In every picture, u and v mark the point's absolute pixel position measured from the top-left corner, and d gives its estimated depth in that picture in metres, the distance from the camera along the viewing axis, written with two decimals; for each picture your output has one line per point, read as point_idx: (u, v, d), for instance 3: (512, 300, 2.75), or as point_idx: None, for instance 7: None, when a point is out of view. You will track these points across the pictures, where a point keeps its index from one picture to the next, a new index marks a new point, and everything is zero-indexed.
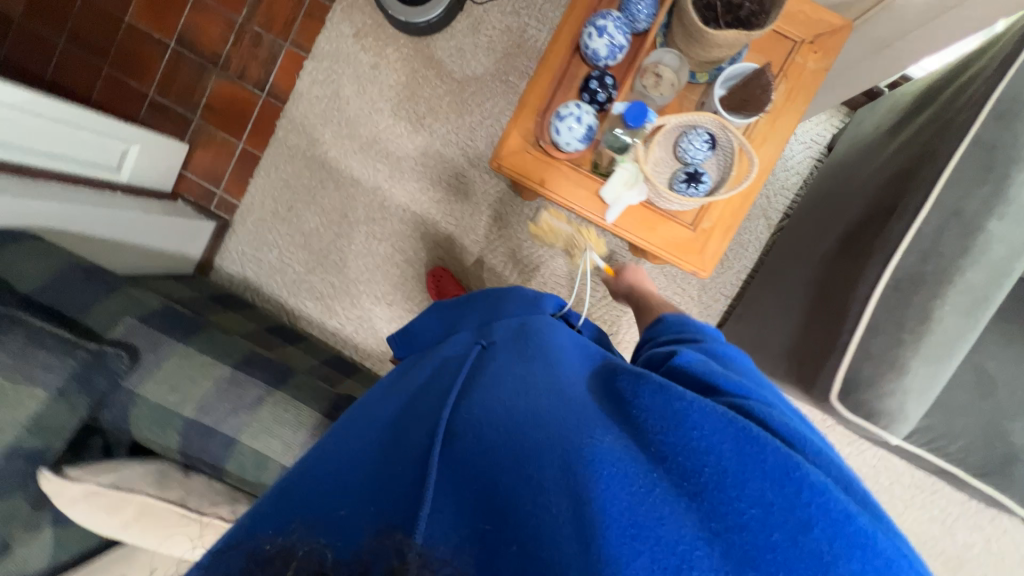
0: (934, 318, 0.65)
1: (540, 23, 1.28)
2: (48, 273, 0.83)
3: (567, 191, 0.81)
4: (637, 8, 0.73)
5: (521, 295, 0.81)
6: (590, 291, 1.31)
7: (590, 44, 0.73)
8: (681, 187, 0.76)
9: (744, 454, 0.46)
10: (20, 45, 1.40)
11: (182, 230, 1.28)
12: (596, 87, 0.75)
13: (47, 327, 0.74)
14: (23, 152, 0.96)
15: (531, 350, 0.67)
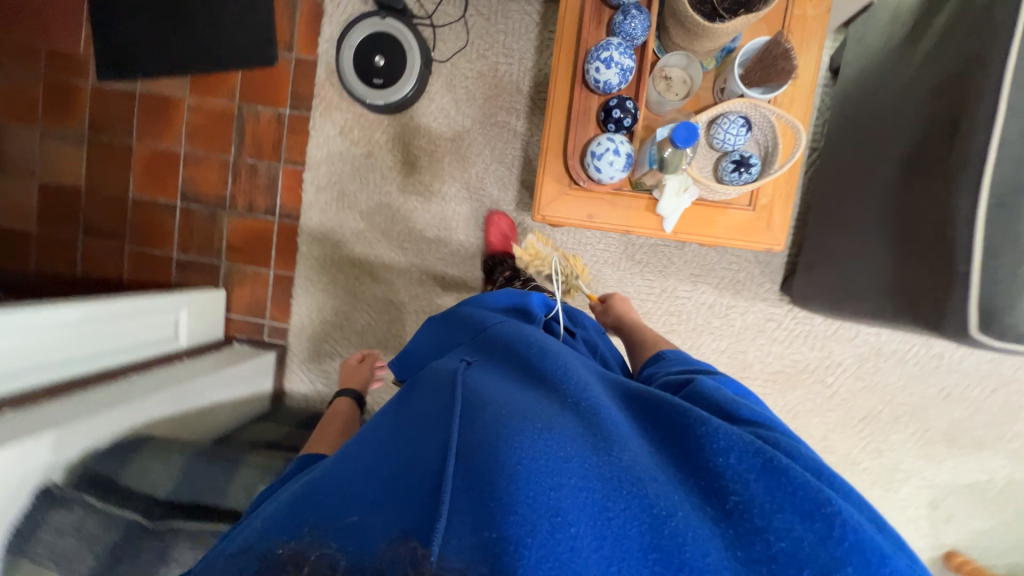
0: None
1: (509, 57, 1.29)
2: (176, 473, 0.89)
3: (619, 217, 0.82)
4: (632, 26, 0.72)
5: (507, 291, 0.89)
6: (647, 289, 1.31)
7: (601, 78, 0.73)
8: (732, 176, 0.76)
9: (769, 479, 0.47)
10: (44, 253, 1.47)
11: (254, 369, 1.31)
12: (617, 115, 0.75)
13: (200, 526, 0.83)
14: (94, 360, 1.00)
15: (537, 362, 0.64)
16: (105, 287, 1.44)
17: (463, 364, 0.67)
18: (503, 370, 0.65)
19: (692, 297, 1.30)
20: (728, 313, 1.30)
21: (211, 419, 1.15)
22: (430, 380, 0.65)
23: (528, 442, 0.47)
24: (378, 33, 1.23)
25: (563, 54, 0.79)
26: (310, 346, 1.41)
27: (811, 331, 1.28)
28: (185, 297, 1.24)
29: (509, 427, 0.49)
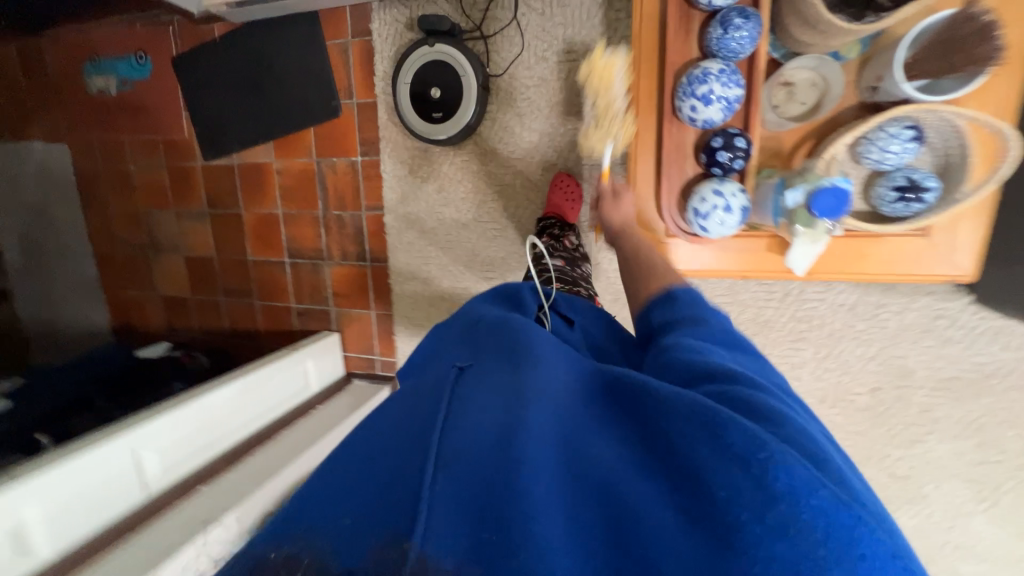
0: None
1: (572, 53, 1.13)
2: None
3: (740, 252, 0.86)
4: (733, 46, 0.73)
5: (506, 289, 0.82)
6: (768, 294, 1.13)
7: (702, 114, 0.76)
8: (892, 199, 0.79)
9: (727, 452, 0.39)
10: (202, 313, 1.75)
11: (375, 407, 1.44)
12: (718, 150, 0.77)
13: None
14: (254, 421, 1.21)
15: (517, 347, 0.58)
16: (247, 339, 1.67)
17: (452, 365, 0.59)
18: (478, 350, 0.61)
19: (825, 299, 1.10)
20: (875, 312, 1.08)
21: None
22: (426, 380, 0.59)
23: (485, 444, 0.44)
24: (431, 64, 1.17)
25: (647, 93, 0.82)
26: None
27: (1002, 326, 1.01)
28: (308, 349, 1.40)
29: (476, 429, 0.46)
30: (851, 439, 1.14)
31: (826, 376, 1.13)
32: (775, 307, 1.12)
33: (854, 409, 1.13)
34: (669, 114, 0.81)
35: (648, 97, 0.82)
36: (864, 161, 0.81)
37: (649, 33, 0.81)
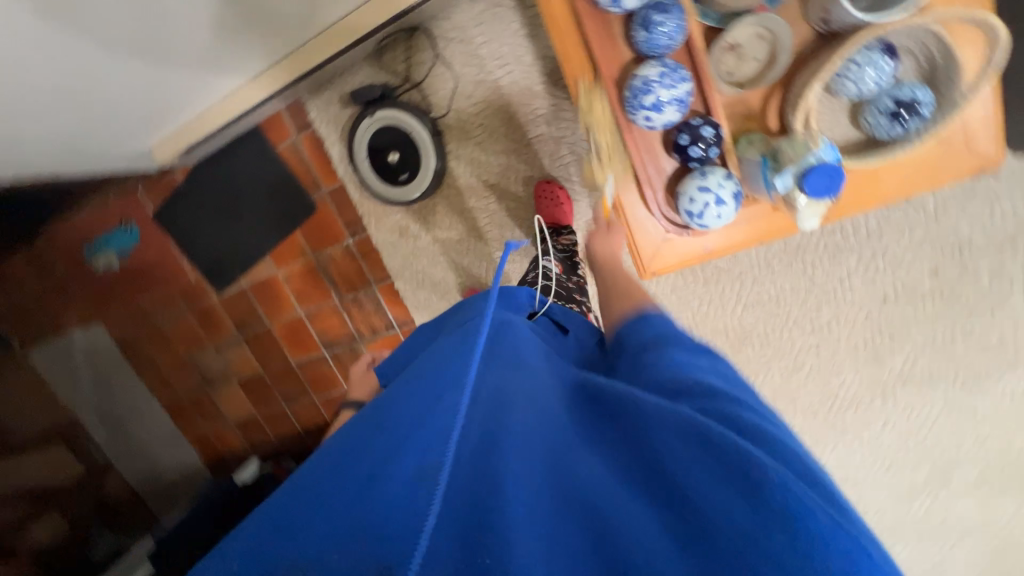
0: None
1: (505, 64, 1.10)
2: None
3: (744, 230, 0.82)
4: (664, 40, 0.72)
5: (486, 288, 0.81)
6: None
7: (659, 117, 0.74)
8: (886, 125, 0.77)
9: (713, 471, 0.39)
10: (269, 426, 1.76)
11: None
12: (687, 146, 0.75)
13: None
14: None
15: (501, 350, 0.57)
16: (321, 434, 1.72)
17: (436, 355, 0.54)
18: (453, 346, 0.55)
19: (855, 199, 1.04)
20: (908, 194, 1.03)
21: None
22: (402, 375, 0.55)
23: (471, 460, 0.40)
24: (380, 133, 1.17)
25: (597, 112, 0.79)
26: None
27: None
28: None
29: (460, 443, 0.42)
30: (928, 322, 1.09)
31: (880, 277, 1.09)
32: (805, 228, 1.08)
33: (920, 294, 1.08)
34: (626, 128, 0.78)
35: (600, 119, 0.80)
36: (840, 95, 0.79)
37: (575, 59, 0.79)
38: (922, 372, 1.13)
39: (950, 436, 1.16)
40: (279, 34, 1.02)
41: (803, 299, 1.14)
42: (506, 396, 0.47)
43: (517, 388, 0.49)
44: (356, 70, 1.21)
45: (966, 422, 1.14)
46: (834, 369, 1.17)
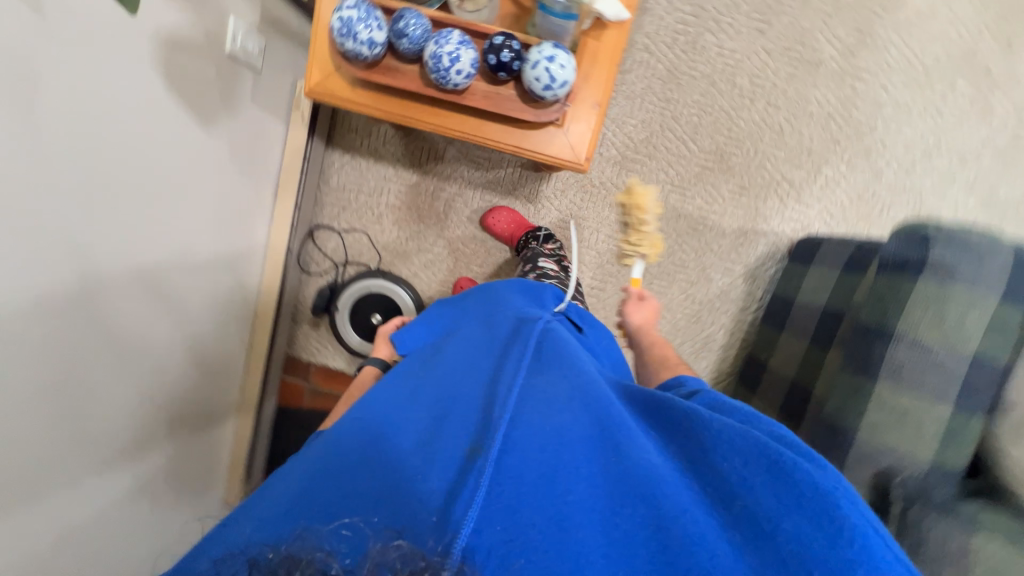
0: None
1: (381, 187, 1.24)
2: None
3: (605, 62, 0.74)
4: (410, 23, 0.65)
5: (503, 287, 0.90)
6: (644, 58, 1.17)
7: (462, 68, 0.66)
8: None
9: (758, 455, 0.47)
10: None
11: None
12: (502, 60, 0.67)
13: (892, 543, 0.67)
14: None
15: (555, 354, 0.66)
16: None
17: (485, 372, 0.63)
18: (507, 360, 0.65)
19: (658, 9, 1.14)
20: None
21: None
22: (449, 381, 0.62)
23: (533, 450, 0.48)
24: (352, 316, 1.25)
25: (430, 121, 0.75)
26: None
27: None
28: None
29: (526, 435, 0.50)
30: (810, 7, 1.14)
31: (741, 20, 1.15)
32: (658, 53, 1.16)
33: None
34: (461, 107, 0.75)
35: (439, 124, 0.76)
36: None
37: (374, 103, 0.75)
38: (854, 35, 1.15)
39: (931, 40, 1.15)
40: (238, 324, 1.12)
41: (722, 89, 1.17)
42: (559, 398, 0.56)
43: (569, 388, 0.58)
44: (300, 301, 1.30)
45: (922, 22, 1.14)
46: (804, 100, 1.18)
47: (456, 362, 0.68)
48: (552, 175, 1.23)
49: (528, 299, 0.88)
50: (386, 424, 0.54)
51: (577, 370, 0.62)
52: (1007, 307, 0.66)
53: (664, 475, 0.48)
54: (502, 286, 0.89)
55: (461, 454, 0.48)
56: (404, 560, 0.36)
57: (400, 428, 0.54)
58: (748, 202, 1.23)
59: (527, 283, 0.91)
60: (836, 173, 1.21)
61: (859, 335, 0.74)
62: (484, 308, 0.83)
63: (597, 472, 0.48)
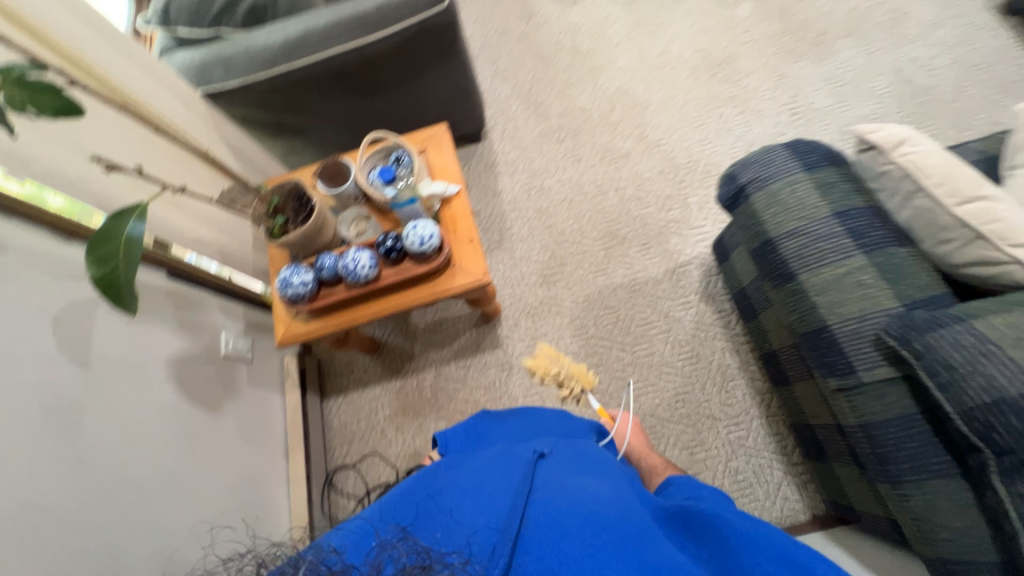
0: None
1: (373, 408, 1.39)
2: (969, 517, 0.58)
3: (461, 218, 1.04)
4: (322, 261, 0.96)
5: (548, 414, 0.94)
6: (516, 212, 1.54)
7: (365, 264, 0.94)
8: None
9: (774, 550, 0.52)
10: None
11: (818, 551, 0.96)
12: (388, 246, 0.96)
13: (940, 394, 0.56)
14: None
15: (593, 471, 0.67)
16: None
17: (531, 458, 0.66)
18: (552, 463, 0.67)
19: (506, 186, 1.57)
20: (510, 155, 1.61)
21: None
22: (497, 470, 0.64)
23: (572, 526, 0.51)
24: None
25: (368, 311, 1.01)
26: (733, 494, 1.18)
27: (498, 106, 1.69)
28: None
29: (567, 513, 0.52)
30: (599, 131, 1.60)
31: (564, 159, 1.58)
32: (523, 205, 1.54)
33: (577, 138, 1.60)
34: (384, 290, 1.01)
35: (376, 310, 1.01)
36: None
37: (328, 324, 1.02)
38: (638, 128, 1.58)
39: (691, 102, 1.59)
40: None
41: (581, 200, 1.52)
42: (602, 494, 0.58)
43: (606, 491, 0.59)
44: None
45: (677, 97, 1.60)
46: (639, 174, 1.53)
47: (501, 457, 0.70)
48: (500, 318, 1.43)
49: (576, 425, 0.92)
50: (440, 492, 0.63)
51: (613, 486, 0.63)
52: (820, 172, 0.78)
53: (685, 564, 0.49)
54: (545, 414, 0.92)
55: (505, 529, 0.52)
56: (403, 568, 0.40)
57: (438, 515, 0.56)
58: (658, 250, 1.43)
59: (567, 417, 0.94)
60: (701, 196, 1.46)
61: (758, 256, 0.82)
62: (520, 433, 0.86)
63: (628, 548, 0.49)
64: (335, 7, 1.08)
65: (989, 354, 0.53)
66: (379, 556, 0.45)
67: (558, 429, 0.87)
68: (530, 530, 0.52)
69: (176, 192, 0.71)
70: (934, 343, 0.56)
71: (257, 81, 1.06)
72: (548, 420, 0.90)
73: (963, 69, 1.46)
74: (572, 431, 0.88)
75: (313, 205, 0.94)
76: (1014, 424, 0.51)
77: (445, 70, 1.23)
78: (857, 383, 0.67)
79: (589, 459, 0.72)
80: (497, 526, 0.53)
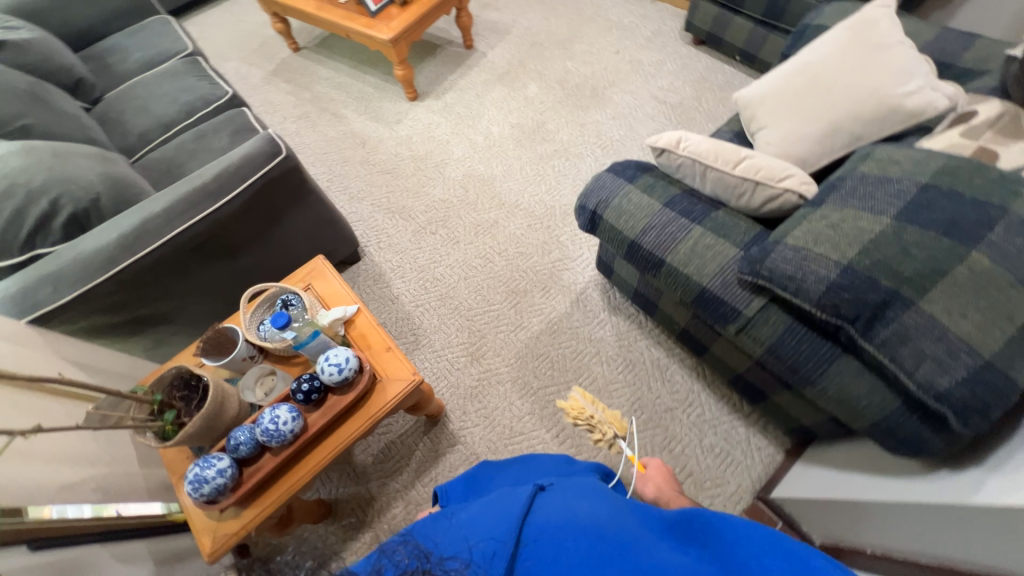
0: (201, 174, 1.09)
1: None
2: (869, 382, 0.71)
3: (372, 334, 1.03)
4: (234, 438, 0.85)
5: (553, 458, 0.87)
6: (421, 309, 1.56)
7: (287, 418, 0.86)
8: None
9: (772, 549, 0.48)
10: None
11: (811, 480, 1.04)
12: (305, 389, 0.90)
13: (798, 299, 0.69)
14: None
15: (601, 495, 0.63)
16: None
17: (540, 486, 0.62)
18: (558, 489, 0.62)
19: (401, 289, 1.61)
20: (393, 262, 1.66)
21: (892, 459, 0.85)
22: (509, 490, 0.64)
23: (568, 540, 0.50)
24: None
25: (307, 468, 0.91)
26: (720, 469, 1.23)
27: (364, 224, 1.76)
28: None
29: (562, 528, 0.52)
30: (464, 212, 1.76)
31: (444, 246, 1.68)
32: (425, 300, 1.58)
33: (448, 225, 1.73)
34: (316, 438, 0.93)
35: (316, 463, 0.92)
36: None
37: (263, 507, 0.89)
38: (494, 199, 1.78)
39: (526, 164, 1.86)
40: None
41: (474, 273, 1.61)
42: (597, 516, 0.54)
43: (603, 513, 0.56)
44: None
45: (514, 165, 1.86)
46: (513, 233, 1.69)
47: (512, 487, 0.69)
48: (447, 413, 1.38)
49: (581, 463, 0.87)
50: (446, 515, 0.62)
51: (614, 508, 0.58)
52: (641, 180, 0.98)
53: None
54: (545, 456, 0.89)
55: (504, 546, 0.51)
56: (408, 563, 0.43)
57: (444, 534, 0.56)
58: (557, 289, 1.56)
59: (569, 460, 0.86)
60: (569, 232, 1.67)
61: (631, 257, 0.96)
62: (521, 474, 0.84)
63: (619, 558, 0.47)
64: (169, 190, 1.08)
65: (806, 256, 0.69)
66: (383, 559, 0.48)
67: (559, 467, 0.84)
68: (527, 546, 0.51)
69: (31, 435, 0.59)
70: (772, 265, 0.71)
71: (99, 285, 0.97)
72: (553, 463, 0.86)
73: (693, 84, 1.98)
74: (574, 471, 0.83)
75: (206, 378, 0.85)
76: (847, 296, 0.65)
77: (302, 210, 1.28)
78: (747, 319, 0.81)
79: (598, 484, 0.66)
80: (498, 539, 0.52)
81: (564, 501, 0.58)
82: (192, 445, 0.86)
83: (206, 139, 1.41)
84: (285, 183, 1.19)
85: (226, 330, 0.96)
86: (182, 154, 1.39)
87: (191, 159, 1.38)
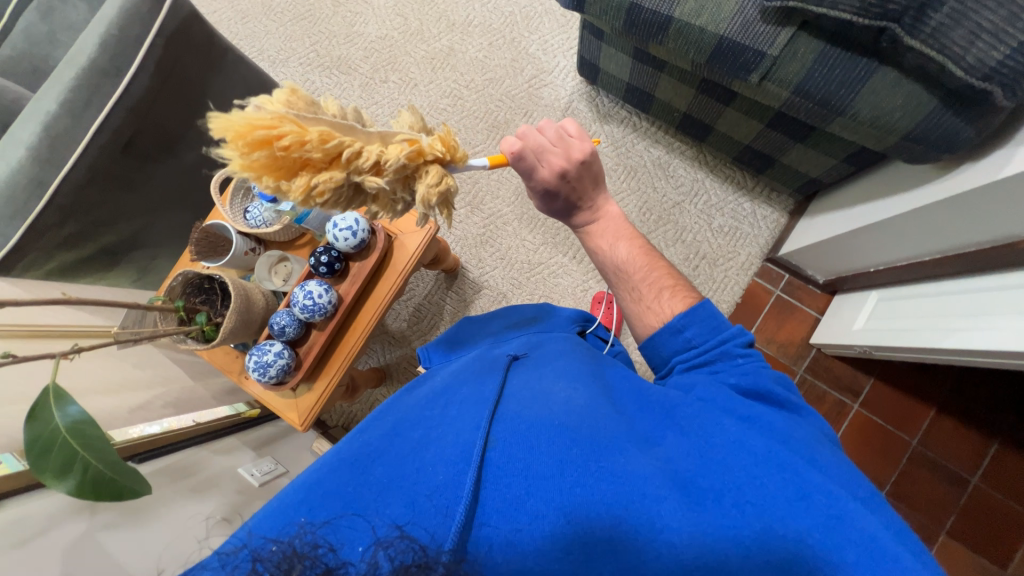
0: (83, 50, 0.86)
1: None
2: (902, 97, 0.68)
3: None
4: (279, 319, 0.84)
5: (534, 314, 0.82)
6: None
7: (321, 289, 0.84)
8: None
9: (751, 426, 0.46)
10: (968, 448, 1.14)
11: (814, 238, 1.10)
12: (326, 260, 0.85)
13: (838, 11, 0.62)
14: (976, 287, 0.80)
15: (578, 370, 0.59)
16: (933, 382, 1.18)
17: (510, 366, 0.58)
18: (526, 379, 0.57)
19: None
20: None
21: (900, 182, 0.89)
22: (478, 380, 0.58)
23: (541, 438, 0.44)
24: None
25: (357, 336, 0.93)
26: (731, 245, 1.30)
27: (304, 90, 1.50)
28: (857, 329, 1.03)
29: (534, 424, 0.46)
30: (412, 46, 1.48)
31: (402, 94, 1.46)
32: None
33: (398, 67, 1.48)
34: (354, 308, 0.93)
35: (362, 331, 0.93)
36: None
37: (330, 382, 0.93)
38: (440, 20, 1.48)
39: None
40: None
41: (446, 117, 1.44)
42: (577, 406, 0.49)
43: (581, 398, 0.51)
44: None
45: None
46: (474, 59, 1.46)
47: (479, 368, 0.63)
48: (463, 265, 1.39)
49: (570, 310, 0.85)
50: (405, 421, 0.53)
51: (590, 387, 0.55)
52: None
53: (662, 467, 0.43)
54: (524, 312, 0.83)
55: (471, 448, 0.45)
56: (399, 552, 0.34)
57: (410, 440, 0.50)
58: (540, 110, 1.42)
59: (547, 314, 0.82)
60: (536, 40, 1.44)
61: (630, 27, 0.83)
62: (498, 334, 0.78)
63: (594, 459, 0.42)
64: (55, 82, 0.86)
65: None
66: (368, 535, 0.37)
67: (540, 328, 0.78)
68: (496, 453, 0.44)
69: (74, 354, 0.55)
70: None
71: (43, 214, 0.83)
72: (529, 319, 0.80)
73: None
74: (553, 327, 0.78)
75: (219, 277, 0.79)
76: None
77: (224, 75, 1.05)
78: (773, 60, 0.73)
79: (570, 356, 0.62)
80: (464, 444, 0.46)
81: (530, 389, 0.54)
82: (237, 342, 0.85)
83: (55, 16, 1.07)
84: (189, 41, 0.95)
85: (211, 228, 0.86)
86: (38, 43, 1.07)
87: (52, 45, 1.07)
